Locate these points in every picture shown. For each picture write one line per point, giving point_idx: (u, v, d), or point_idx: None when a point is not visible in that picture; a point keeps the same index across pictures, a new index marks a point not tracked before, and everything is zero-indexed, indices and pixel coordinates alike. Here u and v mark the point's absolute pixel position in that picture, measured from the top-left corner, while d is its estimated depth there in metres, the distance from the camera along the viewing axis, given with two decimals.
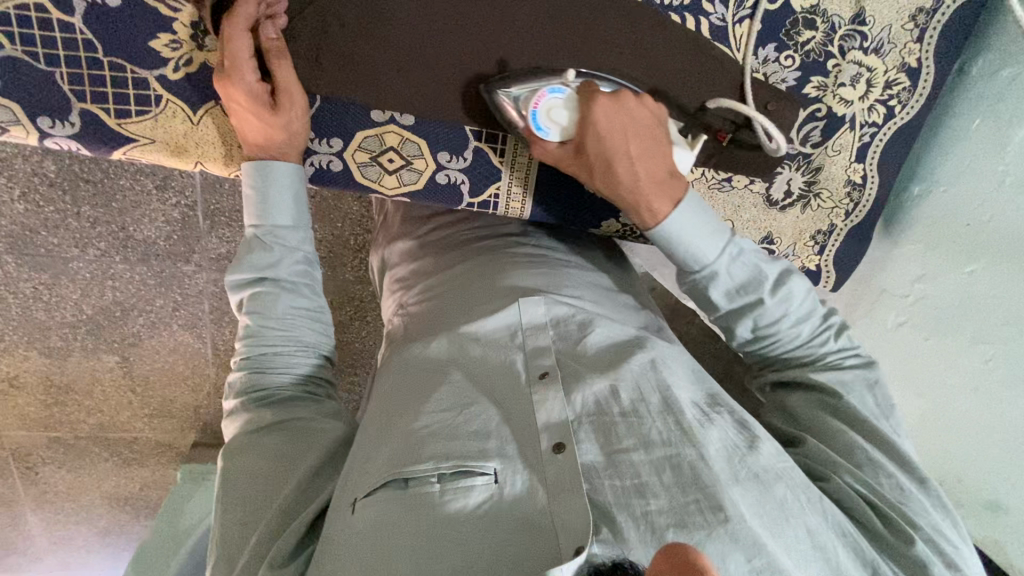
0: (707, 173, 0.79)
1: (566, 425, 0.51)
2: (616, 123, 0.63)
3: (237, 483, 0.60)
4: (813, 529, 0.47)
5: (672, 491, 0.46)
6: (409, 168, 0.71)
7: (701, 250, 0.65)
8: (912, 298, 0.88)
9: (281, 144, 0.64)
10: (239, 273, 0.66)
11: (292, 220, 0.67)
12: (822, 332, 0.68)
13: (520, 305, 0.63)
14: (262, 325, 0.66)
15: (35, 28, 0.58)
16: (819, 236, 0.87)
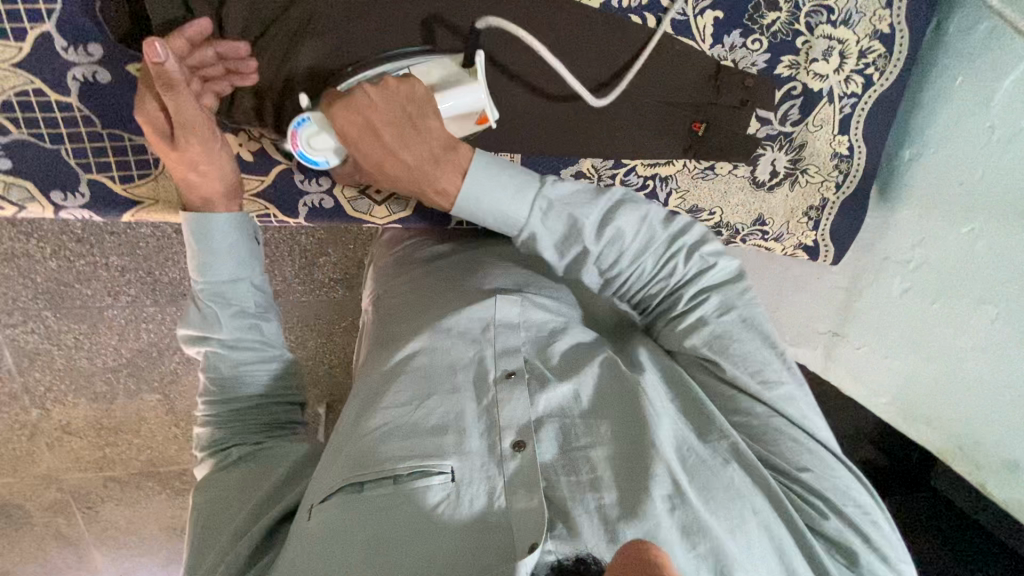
0: (688, 164, 0.81)
1: (528, 424, 0.55)
2: (354, 118, 0.60)
3: (209, 500, 0.64)
4: (758, 510, 0.52)
5: (624, 482, 0.51)
6: (397, 198, 0.76)
7: (511, 212, 0.64)
8: (915, 263, 0.85)
9: (199, 186, 0.64)
10: (190, 326, 0.67)
11: (231, 271, 0.66)
12: (669, 266, 0.66)
13: (497, 302, 0.65)
14: (217, 369, 0.67)
15: (38, 111, 0.63)
16: (813, 211, 0.87)
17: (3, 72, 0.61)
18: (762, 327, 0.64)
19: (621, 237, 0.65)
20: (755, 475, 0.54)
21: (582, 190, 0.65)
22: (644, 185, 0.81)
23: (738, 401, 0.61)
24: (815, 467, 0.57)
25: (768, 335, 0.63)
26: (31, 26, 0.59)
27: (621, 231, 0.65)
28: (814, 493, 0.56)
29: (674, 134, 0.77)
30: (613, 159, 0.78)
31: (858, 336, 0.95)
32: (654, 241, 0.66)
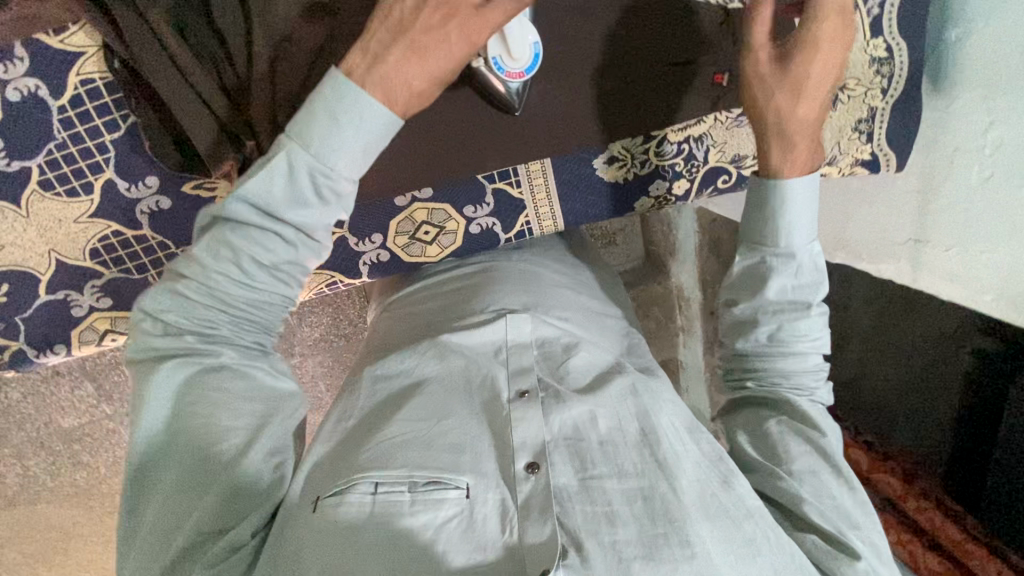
0: (717, 117, 0.77)
1: (542, 446, 0.60)
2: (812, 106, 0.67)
3: (171, 439, 0.51)
4: (772, 564, 0.55)
5: (641, 522, 0.55)
6: (444, 232, 0.78)
7: (797, 220, 0.68)
8: (992, 145, 0.79)
9: (404, 82, 0.53)
10: (252, 195, 0.49)
11: (353, 175, 0.52)
12: (817, 369, 0.70)
13: (509, 323, 0.73)
14: (245, 258, 0.51)
15: (121, 249, 0.70)
16: (862, 124, 0.83)
17: (83, 224, 0.67)
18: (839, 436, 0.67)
19: (787, 281, 0.69)
20: (772, 527, 0.58)
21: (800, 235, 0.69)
22: (681, 150, 0.78)
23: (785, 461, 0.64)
24: (839, 512, 0.61)
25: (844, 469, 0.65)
26: (97, 177, 0.65)
27: (789, 274, 0.69)
28: (845, 537, 0.59)
29: (697, 90, 0.74)
30: (643, 136, 0.76)
31: (943, 240, 0.89)
32: (798, 314, 0.69)
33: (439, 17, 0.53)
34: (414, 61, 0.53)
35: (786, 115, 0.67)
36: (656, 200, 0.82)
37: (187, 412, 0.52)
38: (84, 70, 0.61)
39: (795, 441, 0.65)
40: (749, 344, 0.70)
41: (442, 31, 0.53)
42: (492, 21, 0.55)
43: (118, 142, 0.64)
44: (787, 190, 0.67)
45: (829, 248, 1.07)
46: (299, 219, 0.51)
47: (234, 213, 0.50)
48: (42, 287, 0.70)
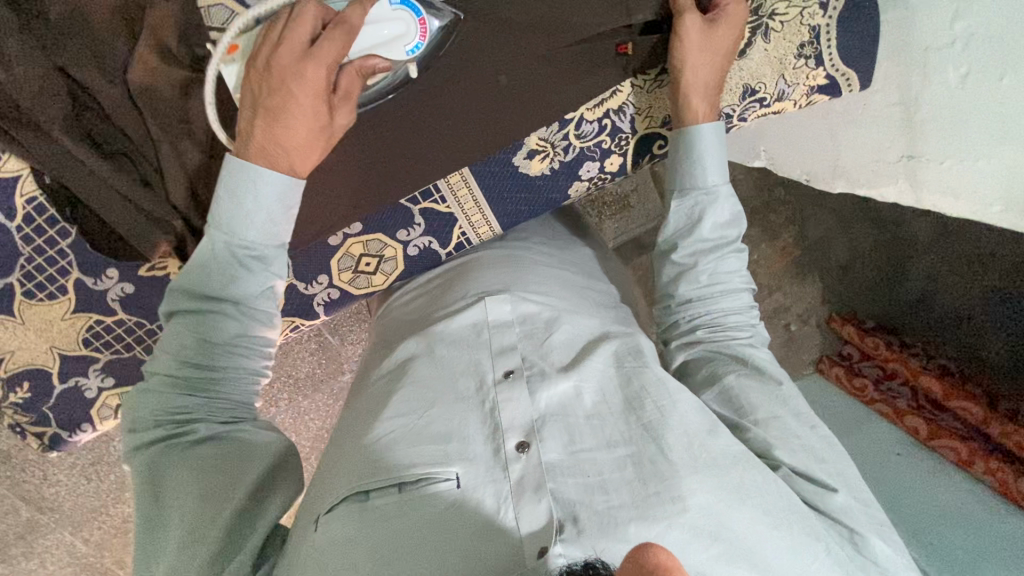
0: (633, 82, 0.73)
1: (531, 425, 0.62)
2: (703, 61, 0.67)
3: (167, 498, 0.60)
4: (768, 507, 0.56)
5: (633, 485, 0.56)
6: (384, 260, 0.80)
7: (710, 172, 0.69)
8: (961, 41, 0.71)
9: (292, 118, 0.60)
10: (188, 288, 0.62)
11: (270, 242, 0.63)
12: (748, 319, 0.70)
13: (488, 306, 0.74)
14: (195, 339, 0.62)
15: (107, 333, 0.78)
16: (808, 48, 0.74)
17: (69, 320, 0.76)
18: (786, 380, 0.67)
19: (715, 218, 0.70)
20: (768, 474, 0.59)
21: (717, 170, 0.70)
22: (603, 127, 0.75)
23: (750, 411, 0.63)
24: (807, 453, 0.61)
25: (806, 410, 0.65)
26: (67, 279, 0.73)
27: (717, 212, 0.70)
28: (814, 477, 0.60)
29: (603, 62, 0.71)
30: (558, 123, 0.74)
31: (939, 152, 0.78)
32: (728, 248, 0.70)
33: (279, 78, 0.59)
34: (277, 125, 0.60)
35: (700, 77, 0.68)
36: (590, 183, 0.80)
37: (172, 473, 0.60)
38: (25, 189, 0.67)
39: (755, 391, 0.64)
40: (693, 289, 0.70)
41: (285, 91, 0.59)
42: (316, 63, 0.58)
43: (73, 245, 0.71)
44: (699, 131, 0.69)
45: (824, 176, 0.97)
46: (232, 296, 0.62)
47: (177, 306, 0.63)
48: (57, 378, 0.80)
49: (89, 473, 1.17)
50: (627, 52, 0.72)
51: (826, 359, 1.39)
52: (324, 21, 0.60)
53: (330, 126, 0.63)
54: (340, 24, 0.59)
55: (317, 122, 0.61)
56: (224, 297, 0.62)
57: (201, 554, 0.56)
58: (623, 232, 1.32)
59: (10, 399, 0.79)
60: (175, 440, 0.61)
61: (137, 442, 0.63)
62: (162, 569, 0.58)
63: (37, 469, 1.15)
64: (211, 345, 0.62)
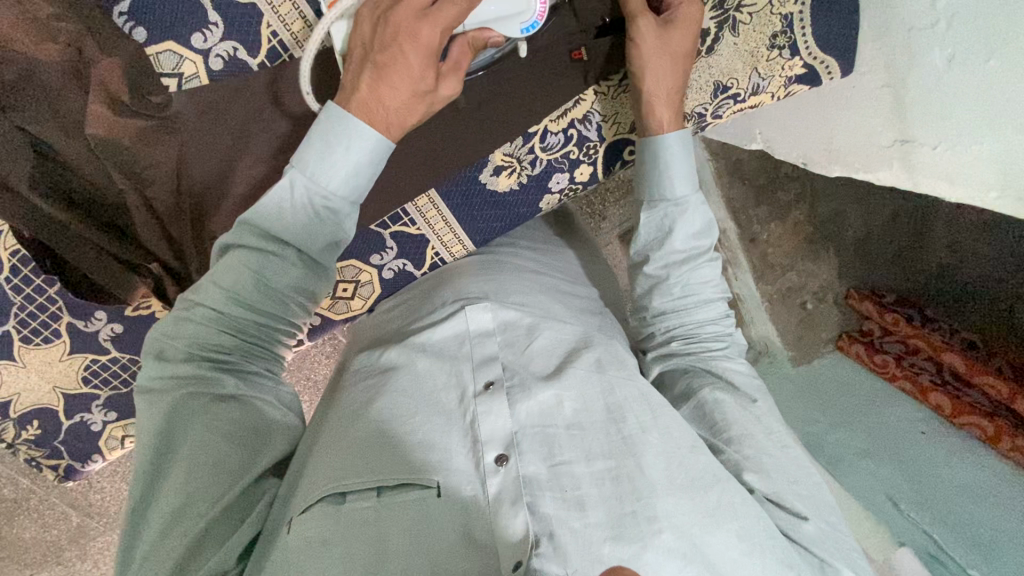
0: (597, 89, 0.71)
1: (511, 437, 0.58)
2: (666, 71, 0.65)
3: (186, 446, 0.54)
4: (744, 530, 0.54)
5: (609, 503, 0.54)
6: (362, 285, 0.81)
7: (677, 184, 0.67)
8: (945, 19, 0.66)
9: (394, 82, 0.53)
10: (258, 219, 0.54)
11: (351, 196, 0.56)
12: (724, 329, 0.70)
13: (468, 314, 0.69)
14: (252, 279, 0.55)
15: (104, 370, 0.81)
16: (780, 38, 0.70)
17: (67, 360, 0.79)
18: (760, 392, 0.67)
19: (688, 228, 0.68)
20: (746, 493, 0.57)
21: (687, 182, 0.68)
22: (568, 138, 0.74)
23: (730, 427, 0.62)
24: (780, 474, 0.60)
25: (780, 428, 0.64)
26: (59, 323, 0.76)
27: (689, 225, 0.68)
28: (784, 504, 0.59)
29: (559, 73, 0.70)
30: (522, 137, 0.72)
31: (931, 136, 0.73)
32: (700, 258, 0.69)
33: (392, 32, 0.52)
34: (382, 83, 0.53)
35: (662, 82, 0.65)
36: (562, 194, 0.79)
37: (201, 420, 0.54)
38: (8, 244, 0.69)
39: (731, 408, 0.63)
40: (666, 301, 0.70)
41: (395, 49, 0.52)
42: (432, 24, 0.51)
43: (60, 293, 0.74)
44: (664, 141, 0.67)
45: (822, 161, 0.93)
46: (301, 241, 0.55)
47: (241, 239, 0.54)
48: (63, 415, 0.83)
49: (129, 479, 1.23)
50: (582, 58, 0.69)
51: (845, 336, 1.32)
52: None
53: (435, 93, 0.55)
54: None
55: (421, 87, 0.53)
56: (294, 242, 0.55)
57: (202, 521, 0.51)
58: (627, 219, 1.28)
59: (21, 437, 0.83)
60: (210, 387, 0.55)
61: (160, 372, 0.55)
62: (147, 532, 0.53)
63: (81, 478, 1.21)
64: (265, 291, 0.56)
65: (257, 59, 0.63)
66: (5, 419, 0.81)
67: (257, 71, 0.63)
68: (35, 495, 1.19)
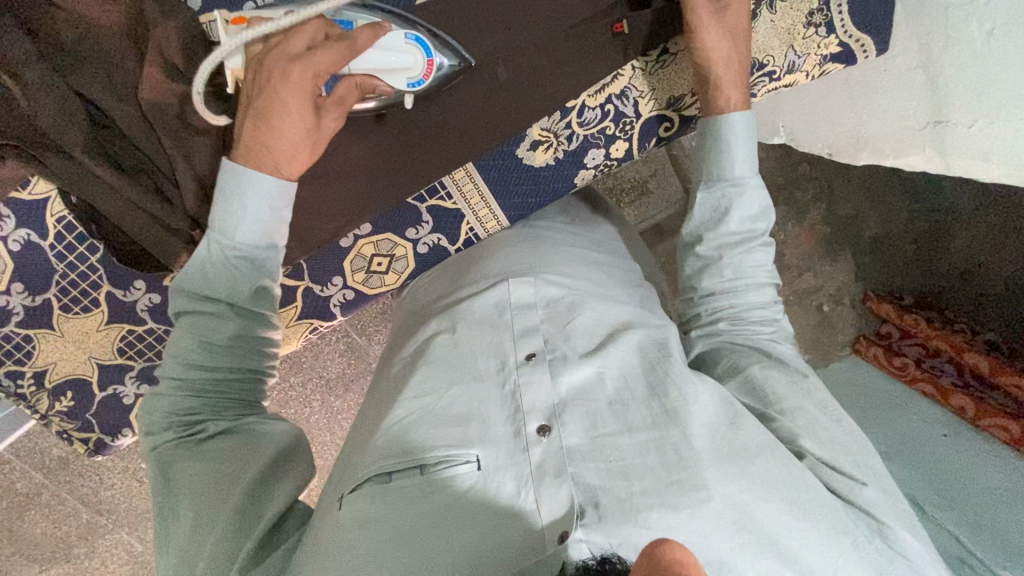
0: (634, 65, 0.73)
1: (553, 408, 0.57)
2: (725, 56, 0.68)
3: (181, 494, 0.59)
4: (793, 496, 0.53)
5: (655, 471, 0.52)
6: (395, 259, 0.81)
7: (737, 165, 0.69)
8: None
9: (277, 134, 0.59)
10: (186, 284, 0.61)
11: (260, 242, 0.61)
12: (773, 315, 0.70)
13: (510, 286, 0.69)
14: (200, 341, 0.60)
15: (137, 342, 0.82)
16: (817, 14, 0.72)
17: (103, 331, 0.80)
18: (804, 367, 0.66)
19: (742, 211, 0.69)
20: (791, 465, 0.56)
21: (744, 163, 0.70)
22: (605, 113, 0.75)
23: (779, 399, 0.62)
24: (834, 446, 0.59)
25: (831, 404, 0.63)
26: (99, 293, 0.77)
27: (744, 207, 0.69)
28: (841, 469, 0.58)
29: (600, 48, 0.72)
30: (559, 111, 0.74)
31: (965, 115, 0.73)
32: (754, 242, 0.70)
33: (268, 76, 0.57)
34: (264, 126, 0.58)
35: (715, 52, 0.67)
36: (597, 170, 0.79)
37: (191, 463, 0.60)
38: (55, 210, 0.72)
39: (781, 384, 0.63)
40: (717, 283, 0.70)
41: (277, 97, 0.57)
42: (303, 67, 0.57)
43: (102, 260, 0.76)
44: (727, 123, 0.69)
45: (847, 149, 0.91)
46: (227, 296, 0.61)
47: (179, 307, 0.61)
48: (95, 387, 0.83)
49: (142, 476, 1.21)
50: (623, 31, 0.71)
51: (862, 339, 1.30)
52: (327, 33, 0.59)
53: (316, 129, 0.60)
54: (344, 39, 0.58)
55: (304, 124, 0.59)
56: (222, 299, 0.60)
57: (210, 540, 0.56)
58: (644, 219, 1.29)
59: (54, 409, 0.83)
60: (193, 436, 0.61)
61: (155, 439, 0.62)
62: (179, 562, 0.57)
63: (95, 474, 1.20)
64: (211, 345, 0.61)
65: None
66: (39, 389, 0.81)
67: None
68: (48, 490, 1.19)
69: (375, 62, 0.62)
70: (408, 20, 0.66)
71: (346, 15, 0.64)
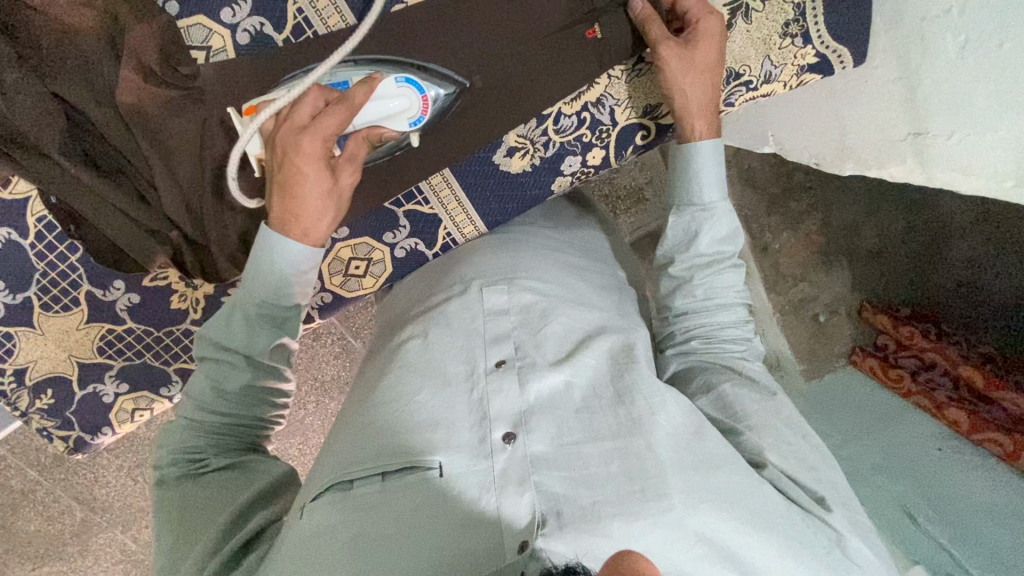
0: (610, 73, 0.73)
1: (520, 415, 0.57)
2: (696, 81, 0.68)
3: (172, 525, 0.59)
4: (753, 507, 0.53)
5: (618, 481, 0.52)
6: (373, 263, 0.81)
7: (705, 186, 0.70)
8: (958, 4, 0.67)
9: (302, 200, 0.59)
10: (211, 335, 0.62)
11: (284, 301, 0.62)
12: (744, 333, 0.70)
13: (481, 293, 0.69)
14: (217, 382, 0.62)
15: (117, 341, 0.82)
16: (794, 25, 0.73)
17: (83, 329, 0.80)
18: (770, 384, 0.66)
19: (713, 234, 0.70)
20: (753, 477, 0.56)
21: (714, 187, 0.70)
22: (581, 120, 0.76)
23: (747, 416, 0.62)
24: (795, 455, 0.59)
25: (800, 420, 0.63)
26: (79, 292, 0.78)
27: (715, 228, 0.70)
28: (798, 481, 0.58)
29: (573, 56, 0.72)
30: (535, 119, 0.75)
31: (945, 125, 0.73)
32: (724, 264, 0.70)
33: (283, 151, 0.58)
34: (290, 196, 0.59)
35: (694, 99, 0.69)
36: (574, 177, 0.80)
37: (187, 495, 0.60)
38: (35, 209, 0.72)
39: (749, 401, 0.63)
40: (688, 302, 0.71)
41: (295, 167, 0.58)
42: (313, 134, 0.58)
43: (82, 259, 0.76)
44: (698, 147, 0.69)
45: (834, 161, 0.90)
46: (248, 348, 0.62)
47: (202, 350, 0.63)
48: (76, 385, 0.84)
49: (135, 475, 1.22)
50: (597, 36, 0.71)
51: (858, 350, 1.26)
52: (327, 99, 0.61)
53: (337, 186, 0.60)
54: (343, 99, 0.60)
55: (326, 186, 0.59)
56: (241, 349, 0.62)
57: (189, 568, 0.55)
58: (638, 226, 1.29)
59: (35, 406, 0.83)
60: (195, 473, 0.62)
61: (159, 471, 0.63)
62: None
63: (88, 472, 1.20)
64: (223, 387, 0.62)
65: (282, 35, 0.68)
66: (20, 386, 0.82)
67: (280, 45, 0.68)
68: (41, 488, 1.19)
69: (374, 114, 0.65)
70: (392, 62, 0.68)
71: (340, 75, 0.66)
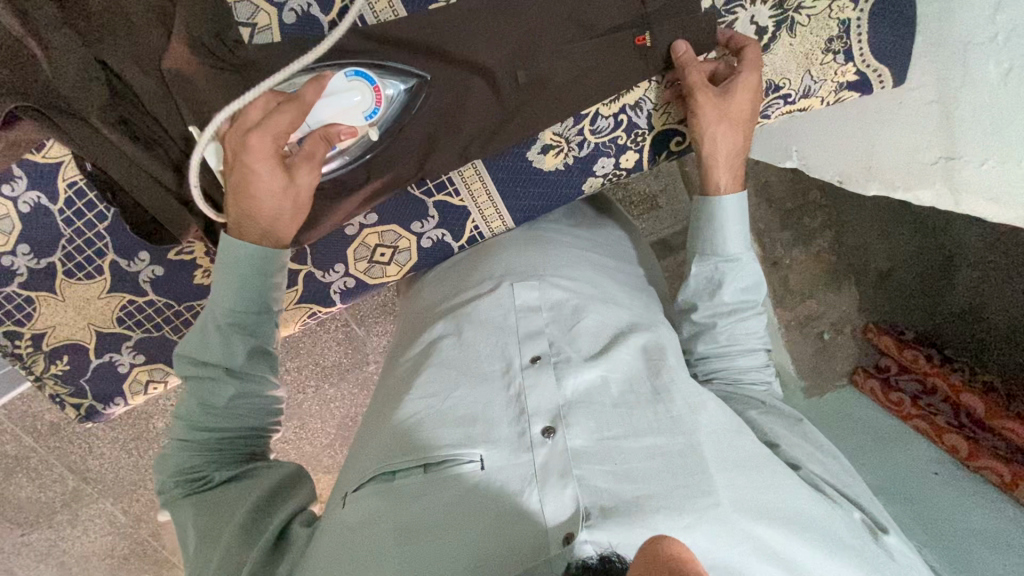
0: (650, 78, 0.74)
1: (557, 410, 0.56)
2: (727, 126, 0.70)
3: (190, 539, 0.60)
4: (795, 509, 0.53)
5: (663, 476, 0.52)
6: (398, 251, 0.81)
7: (729, 239, 0.71)
8: (1004, 31, 0.67)
9: (258, 201, 0.60)
10: (186, 352, 0.62)
11: (255, 309, 0.62)
12: (765, 372, 0.72)
13: (515, 289, 0.69)
14: (199, 402, 0.62)
15: (137, 313, 0.82)
16: (836, 43, 0.73)
17: (104, 298, 0.80)
18: (795, 413, 0.68)
19: (736, 284, 0.71)
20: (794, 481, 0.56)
21: (738, 240, 0.71)
22: (618, 122, 0.76)
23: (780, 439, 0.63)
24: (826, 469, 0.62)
25: (827, 442, 0.65)
26: (103, 261, 0.78)
27: (740, 278, 0.71)
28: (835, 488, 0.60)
29: (619, 59, 0.71)
30: (573, 118, 0.75)
31: (979, 151, 0.73)
32: (746, 312, 0.71)
33: (233, 152, 0.60)
34: (245, 197, 0.60)
35: (721, 148, 0.71)
36: (605, 178, 0.80)
37: (195, 511, 0.60)
38: (68, 175, 0.72)
39: (781, 430, 0.64)
40: (711, 347, 0.71)
41: (246, 168, 0.59)
42: (262, 133, 0.59)
43: (109, 228, 0.76)
44: (721, 201, 0.70)
45: (859, 179, 0.91)
46: (221, 361, 0.61)
47: (183, 369, 0.62)
48: (91, 353, 0.84)
49: (130, 448, 1.21)
50: (645, 45, 0.71)
51: (861, 371, 1.28)
52: (278, 100, 0.62)
53: (292, 185, 0.61)
54: (293, 98, 0.61)
55: (279, 184, 0.60)
56: (218, 363, 0.61)
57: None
58: (651, 232, 1.29)
59: (49, 371, 0.83)
60: (202, 490, 0.62)
61: (163, 488, 0.63)
62: None
63: (84, 441, 1.19)
64: (209, 405, 0.61)
65: (328, 17, 0.69)
66: (36, 351, 0.82)
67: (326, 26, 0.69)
68: (35, 454, 1.18)
69: (325, 112, 0.65)
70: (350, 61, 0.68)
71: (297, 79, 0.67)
